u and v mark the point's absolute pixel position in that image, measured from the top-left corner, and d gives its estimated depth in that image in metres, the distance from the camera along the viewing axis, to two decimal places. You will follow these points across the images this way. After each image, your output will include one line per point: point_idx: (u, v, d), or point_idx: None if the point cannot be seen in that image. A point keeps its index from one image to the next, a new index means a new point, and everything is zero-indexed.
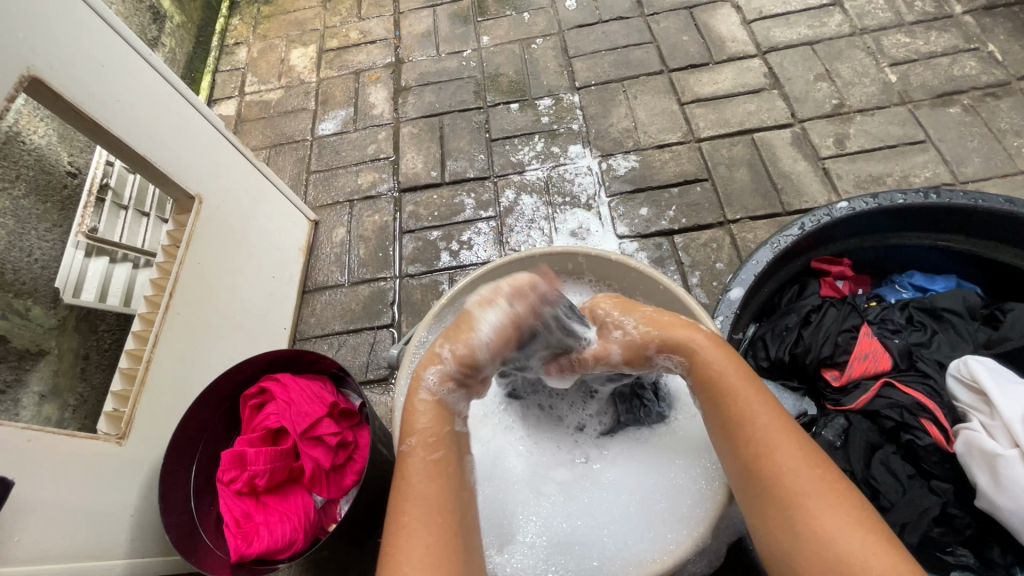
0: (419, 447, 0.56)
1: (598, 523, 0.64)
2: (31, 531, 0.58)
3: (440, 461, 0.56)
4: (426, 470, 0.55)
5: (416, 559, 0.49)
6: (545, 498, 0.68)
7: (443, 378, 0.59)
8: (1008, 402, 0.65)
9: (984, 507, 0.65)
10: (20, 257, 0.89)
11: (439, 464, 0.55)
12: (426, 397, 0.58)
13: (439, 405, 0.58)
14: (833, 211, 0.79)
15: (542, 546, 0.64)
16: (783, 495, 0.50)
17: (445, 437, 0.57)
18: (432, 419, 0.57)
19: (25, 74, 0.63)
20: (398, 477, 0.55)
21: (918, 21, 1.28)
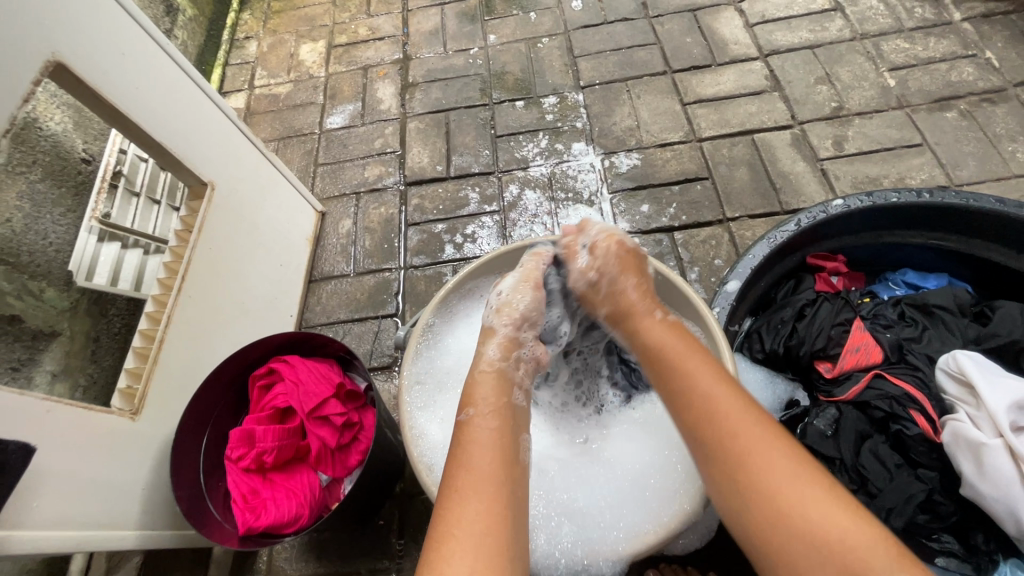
0: (479, 414, 0.57)
1: (596, 496, 0.66)
2: (48, 498, 0.61)
3: (501, 437, 0.55)
4: (490, 435, 0.55)
5: (471, 518, 0.47)
6: (545, 474, 0.69)
7: (504, 349, 0.64)
8: (995, 394, 0.67)
9: (968, 495, 0.67)
10: (35, 240, 0.91)
11: (500, 436, 0.55)
12: (488, 366, 0.62)
13: (502, 374, 0.62)
14: (829, 208, 0.81)
15: (549, 521, 0.64)
16: (739, 469, 0.49)
17: (503, 410, 0.58)
18: (496, 390, 0.60)
19: (50, 60, 0.66)
20: (461, 440, 0.55)
21: (918, 27, 1.31)
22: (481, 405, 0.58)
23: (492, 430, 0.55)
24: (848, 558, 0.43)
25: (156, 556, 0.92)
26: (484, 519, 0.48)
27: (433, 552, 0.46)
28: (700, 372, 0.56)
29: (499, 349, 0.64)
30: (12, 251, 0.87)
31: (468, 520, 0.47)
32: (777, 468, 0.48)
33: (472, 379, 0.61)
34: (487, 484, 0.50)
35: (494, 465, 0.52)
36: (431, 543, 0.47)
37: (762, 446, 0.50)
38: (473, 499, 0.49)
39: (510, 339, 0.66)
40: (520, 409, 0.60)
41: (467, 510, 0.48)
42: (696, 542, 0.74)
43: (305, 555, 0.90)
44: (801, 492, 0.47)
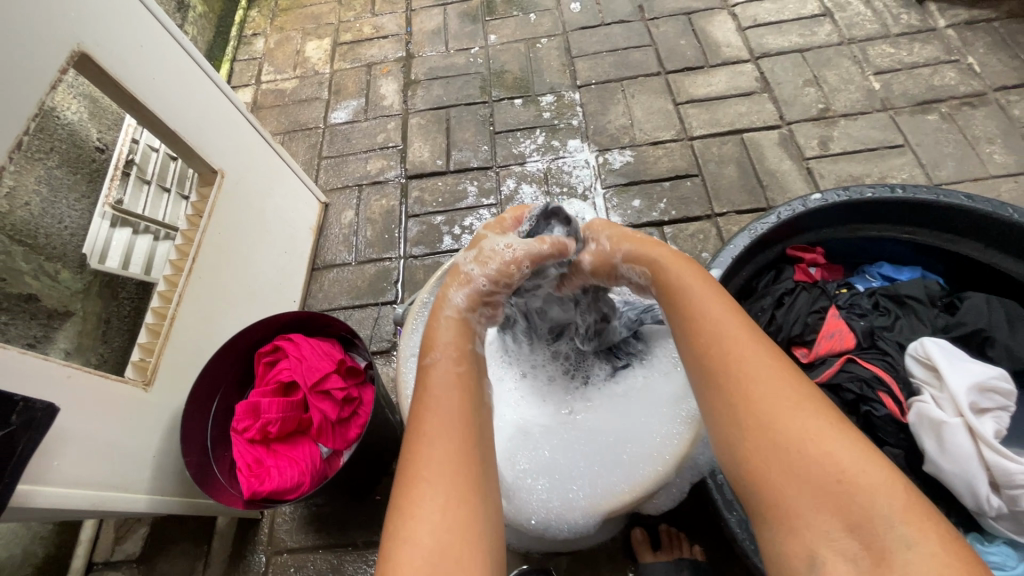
0: (439, 360, 0.60)
1: (577, 457, 0.71)
2: (69, 457, 0.65)
3: (460, 383, 0.58)
4: (449, 379, 0.58)
5: (438, 457, 0.51)
6: (533, 439, 0.74)
7: (471, 299, 0.66)
8: (956, 376, 0.72)
9: (929, 471, 0.72)
10: (52, 224, 0.96)
11: (460, 379, 0.59)
12: (452, 313, 0.64)
13: (462, 322, 0.64)
14: (807, 202, 0.85)
15: (531, 480, 0.69)
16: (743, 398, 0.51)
17: (464, 354, 0.62)
18: (453, 334, 0.62)
19: (75, 50, 0.70)
20: (423, 385, 0.58)
21: (903, 32, 1.35)
22: (440, 348, 0.61)
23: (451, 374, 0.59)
24: (840, 488, 0.45)
25: (162, 527, 0.96)
26: (449, 456, 0.52)
27: (404, 492, 0.49)
28: (714, 307, 0.57)
29: (466, 298, 0.65)
30: (30, 233, 0.92)
31: (435, 457, 0.51)
32: (783, 399, 0.50)
33: (434, 323, 0.64)
34: (450, 427, 0.54)
35: (455, 408, 0.56)
36: (400, 484, 0.50)
37: (770, 377, 0.51)
38: (437, 441, 0.52)
39: (480, 292, 0.66)
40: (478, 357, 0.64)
41: (434, 454, 0.51)
42: (668, 502, 0.78)
43: (306, 527, 0.94)
44: (808, 422, 0.48)
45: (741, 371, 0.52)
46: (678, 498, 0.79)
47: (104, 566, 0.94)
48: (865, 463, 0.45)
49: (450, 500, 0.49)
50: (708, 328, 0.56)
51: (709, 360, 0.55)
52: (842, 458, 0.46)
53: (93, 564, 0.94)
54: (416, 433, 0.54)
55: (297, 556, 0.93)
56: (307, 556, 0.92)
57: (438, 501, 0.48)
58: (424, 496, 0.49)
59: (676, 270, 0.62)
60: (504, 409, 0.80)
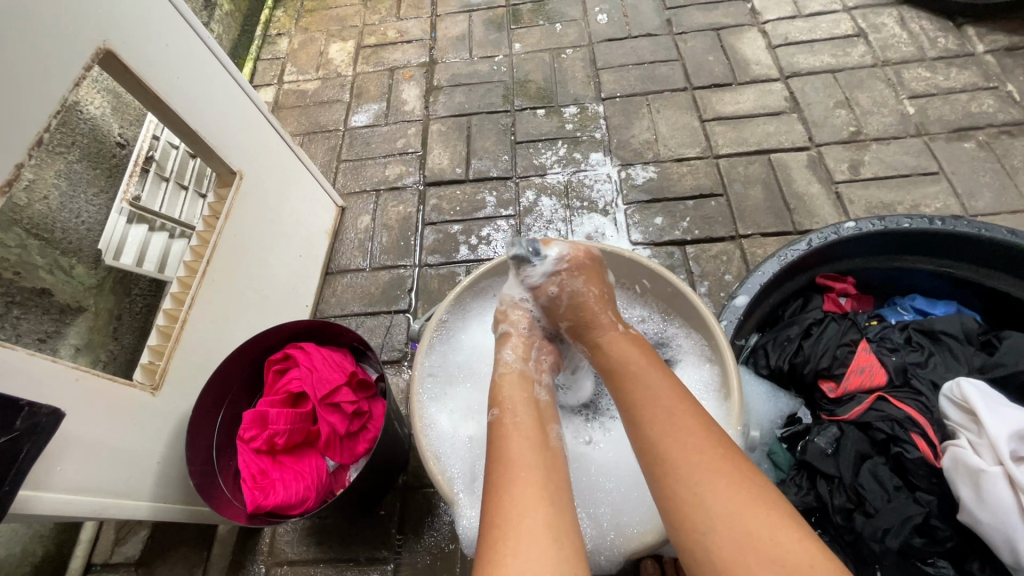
0: (505, 412, 0.63)
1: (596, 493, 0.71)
2: (73, 462, 0.64)
3: (529, 423, 0.61)
4: (525, 427, 0.61)
5: (521, 500, 0.52)
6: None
7: (517, 352, 0.73)
8: (996, 422, 0.67)
9: (966, 521, 0.68)
10: (69, 219, 0.93)
11: (534, 426, 0.61)
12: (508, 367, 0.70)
13: (521, 372, 0.70)
14: (840, 230, 0.82)
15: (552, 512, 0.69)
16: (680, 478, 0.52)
17: (527, 404, 0.64)
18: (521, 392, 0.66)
19: (101, 47, 0.69)
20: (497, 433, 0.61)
21: (940, 56, 1.32)
22: (509, 405, 0.64)
23: (523, 419, 0.62)
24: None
25: (162, 531, 0.95)
26: (537, 500, 0.53)
27: (491, 551, 0.49)
28: (665, 399, 0.58)
29: (515, 354, 0.72)
30: (48, 227, 0.90)
31: (522, 497, 0.53)
32: (725, 499, 0.49)
33: (496, 379, 0.69)
34: (527, 473, 0.55)
35: (531, 452, 0.58)
36: (484, 545, 0.50)
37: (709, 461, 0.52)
38: (520, 492, 0.53)
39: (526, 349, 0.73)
40: (542, 404, 0.66)
41: (519, 515, 0.51)
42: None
43: (307, 539, 0.92)
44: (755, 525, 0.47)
45: (680, 467, 0.53)
46: None
47: (102, 567, 0.93)
48: (812, 565, 0.45)
49: (535, 552, 0.48)
50: (655, 425, 0.57)
51: (654, 453, 0.55)
52: (791, 561, 0.45)
53: (91, 566, 0.93)
54: (501, 477, 0.55)
55: (297, 568, 0.90)
56: (307, 569, 0.90)
57: (527, 545, 0.49)
58: (511, 556, 0.48)
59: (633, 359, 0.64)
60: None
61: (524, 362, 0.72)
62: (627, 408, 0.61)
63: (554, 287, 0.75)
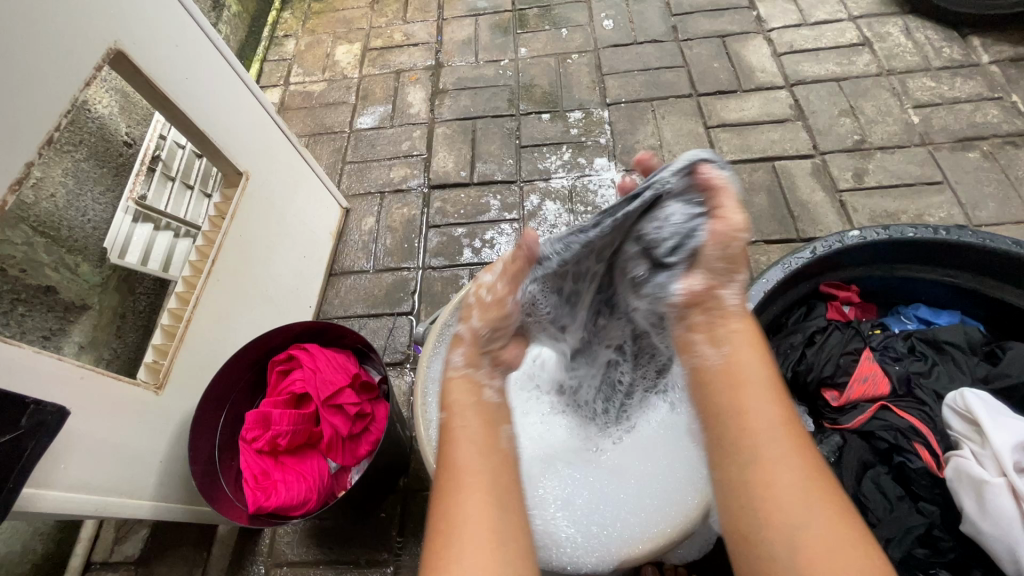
0: (455, 415, 0.63)
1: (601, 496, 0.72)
2: (77, 460, 0.64)
3: (479, 427, 0.62)
4: (469, 433, 0.61)
5: (464, 508, 0.54)
6: (556, 468, 0.76)
7: (468, 357, 0.67)
8: (999, 432, 0.67)
9: (968, 532, 0.68)
10: (75, 217, 0.94)
11: (479, 431, 0.61)
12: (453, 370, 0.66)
13: (469, 378, 0.66)
14: (845, 238, 0.82)
15: (556, 515, 0.71)
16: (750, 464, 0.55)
17: (479, 405, 0.64)
18: (468, 394, 0.64)
19: (112, 47, 0.70)
20: (445, 442, 0.61)
21: (945, 66, 1.32)
22: (459, 409, 0.63)
23: (473, 424, 0.62)
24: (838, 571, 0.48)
25: (162, 530, 0.95)
26: (479, 506, 0.54)
27: (435, 554, 0.52)
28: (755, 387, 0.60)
29: (463, 356, 0.67)
30: (54, 225, 0.90)
31: (463, 503, 0.54)
32: (815, 504, 0.52)
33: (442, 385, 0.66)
34: (468, 477, 0.56)
35: (476, 458, 0.59)
36: (429, 547, 0.53)
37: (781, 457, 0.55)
38: (465, 494, 0.55)
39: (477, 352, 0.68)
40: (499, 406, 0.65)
41: (466, 521, 0.53)
42: (694, 553, 0.82)
43: (307, 540, 0.92)
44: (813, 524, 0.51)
45: (775, 461, 0.55)
46: (705, 547, 0.83)
47: (102, 566, 0.93)
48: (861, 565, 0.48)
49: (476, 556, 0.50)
50: (761, 417, 0.57)
51: (750, 442, 0.56)
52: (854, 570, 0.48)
53: (91, 564, 0.93)
54: (445, 484, 0.57)
55: (297, 569, 0.90)
56: (307, 571, 0.90)
57: (465, 550, 0.51)
58: (453, 558, 0.50)
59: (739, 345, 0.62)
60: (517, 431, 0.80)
61: (474, 368, 0.67)
62: (727, 389, 0.60)
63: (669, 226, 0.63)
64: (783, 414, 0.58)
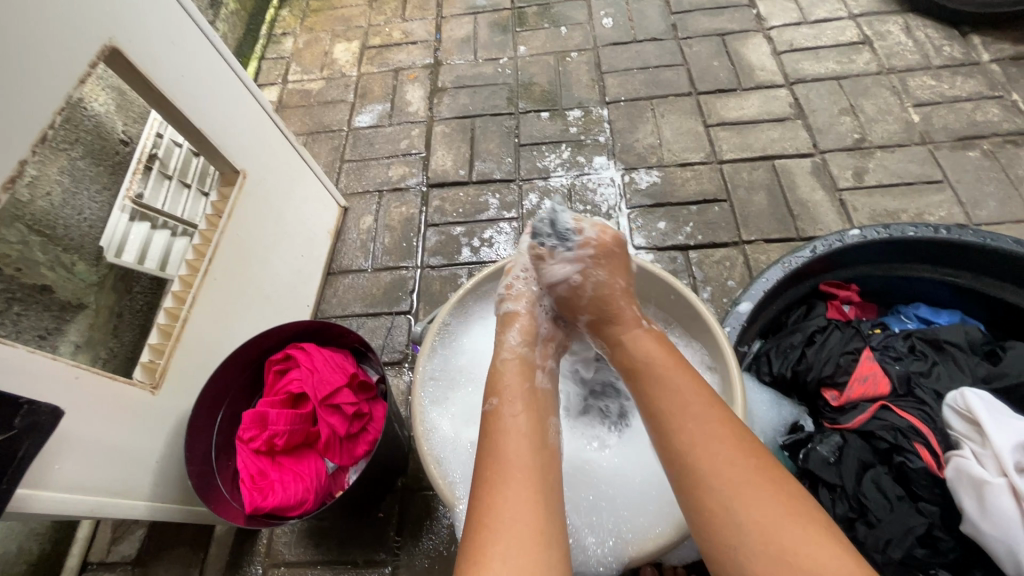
0: (504, 403, 0.63)
1: (602, 496, 0.72)
2: (71, 461, 0.64)
3: (528, 422, 0.60)
4: (519, 425, 0.60)
5: (512, 501, 0.52)
6: (558, 470, 0.76)
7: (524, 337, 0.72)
8: (1000, 433, 0.67)
9: (968, 532, 0.67)
10: (71, 215, 0.93)
11: (530, 424, 0.60)
12: (509, 355, 0.70)
13: (523, 359, 0.69)
14: (845, 237, 0.82)
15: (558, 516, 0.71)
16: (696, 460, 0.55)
17: (526, 395, 0.64)
18: (522, 383, 0.65)
19: (107, 45, 0.69)
20: (492, 432, 0.60)
21: (945, 65, 1.32)
22: (509, 397, 0.63)
23: (522, 417, 0.61)
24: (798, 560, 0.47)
25: (159, 530, 0.94)
26: (526, 500, 0.53)
27: (477, 544, 0.50)
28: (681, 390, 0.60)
29: (520, 335, 0.72)
30: (50, 223, 0.89)
31: (510, 495, 0.53)
32: (747, 496, 0.51)
33: (496, 367, 0.68)
34: (517, 470, 0.55)
35: (526, 450, 0.57)
36: (470, 539, 0.51)
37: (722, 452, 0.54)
38: (511, 486, 0.54)
39: (530, 332, 0.73)
40: (541, 393, 0.66)
41: (512, 515, 0.51)
42: (693, 553, 0.82)
43: (304, 540, 0.92)
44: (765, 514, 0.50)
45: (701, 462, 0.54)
46: None
47: (98, 566, 0.92)
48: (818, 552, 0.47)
49: (519, 552, 0.49)
50: (679, 423, 0.57)
51: (675, 449, 0.56)
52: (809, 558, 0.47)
53: (88, 564, 0.92)
54: (491, 474, 0.55)
55: (294, 570, 0.90)
56: (304, 571, 0.90)
57: (509, 546, 0.49)
58: (495, 553, 0.49)
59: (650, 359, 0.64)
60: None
61: (530, 347, 0.72)
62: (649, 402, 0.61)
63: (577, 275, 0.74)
64: (703, 412, 0.57)
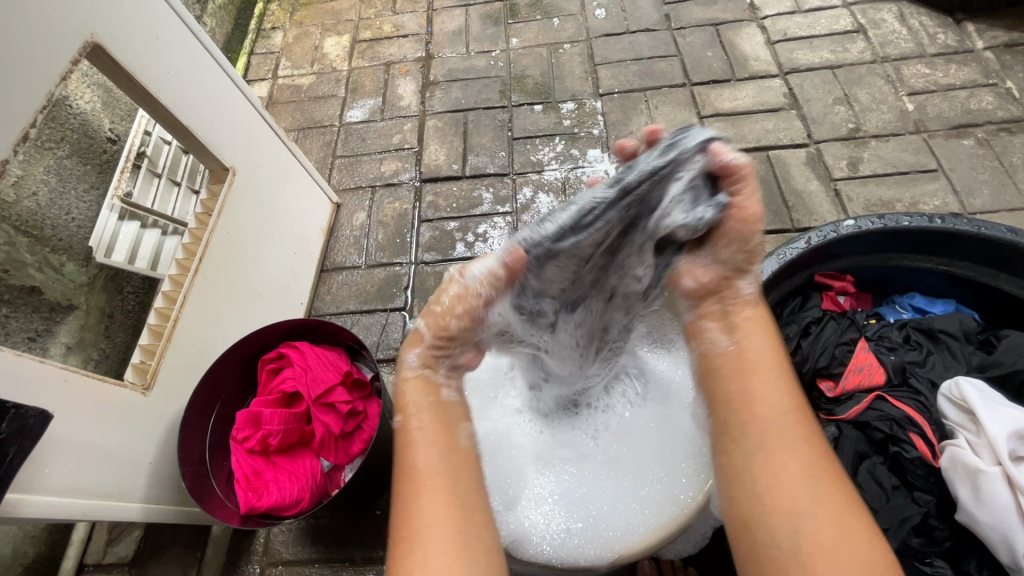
0: (410, 417, 0.59)
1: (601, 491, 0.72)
2: (63, 466, 0.63)
3: (436, 428, 0.58)
4: (421, 433, 0.57)
5: (427, 515, 0.51)
6: (546, 463, 0.77)
7: (425, 357, 0.61)
8: (995, 421, 0.67)
9: (963, 521, 0.67)
10: (59, 215, 0.91)
11: (435, 428, 0.58)
12: (412, 373, 0.61)
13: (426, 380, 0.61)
14: (840, 228, 0.82)
15: (552, 512, 0.71)
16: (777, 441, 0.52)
17: (434, 405, 0.60)
18: (422, 391, 0.60)
19: (88, 40, 0.68)
20: (400, 444, 0.57)
21: (939, 53, 1.31)
22: (415, 411, 0.59)
23: (429, 426, 0.58)
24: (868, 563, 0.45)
25: (154, 532, 0.94)
26: (439, 509, 0.52)
27: (396, 562, 0.49)
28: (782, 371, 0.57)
29: (420, 356, 0.61)
30: (37, 224, 0.88)
31: (425, 508, 0.52)
32: (819, 503, 0.48)
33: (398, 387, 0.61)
34: (428, 480, 0.54)
35: (433, 456, 0.55)
36: (390, 555, 0.50)
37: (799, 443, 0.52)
38: (423, 499, 0.52)
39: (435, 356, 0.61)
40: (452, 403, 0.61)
41: (427, 526, 0.51)
42: (689, 548, 0.82)
43: (302, 539, 0.92)
44: (837, 508, 0.48)
45: (784, 447, 0.52)
46: (701, 544, 0.82)
47: (95, 568, 0.92)
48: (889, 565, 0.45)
49: (436, 558, 0.48)
50: (772, 401, 0.54)
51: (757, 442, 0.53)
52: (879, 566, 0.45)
53: (84, 566, 0.92)
54: (403, 493, 0.54)
55: (292, 569, 0.90)
56: (301, 570, 0.89)
57: (422, 562, 0.48)
58: (412, 566, 0.48)
59: (759, 329, 0.59)
60: (508, 428, 0.79)
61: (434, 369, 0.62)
62: (741, 373, 0.57)
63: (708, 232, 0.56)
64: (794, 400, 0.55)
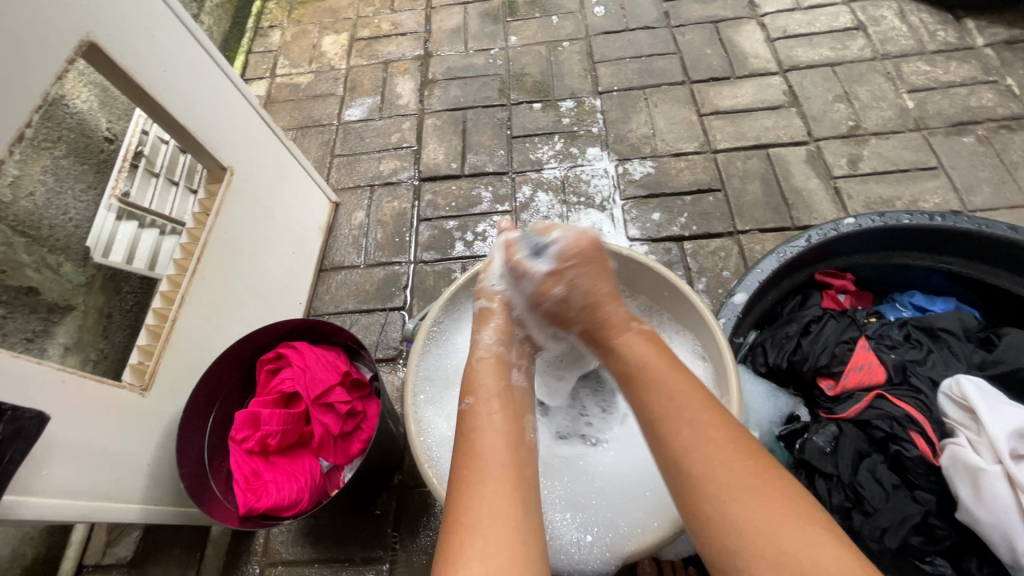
0: (480, 403, 0.62)
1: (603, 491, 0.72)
2: (60, 467, 0.63)
3: (504, 420, 0.60)
4: (495, 426, 0.59)
5: (488, 502, 0.52)
6: (553, 468, 0.76)
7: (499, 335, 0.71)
8: (995, 420, 0.67)
9: (963, 520, 0.67)
10: (56, 215, 0.91)
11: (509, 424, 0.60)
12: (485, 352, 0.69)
13: (499, 358, 0.69)
14: (840, 226, 0.81)
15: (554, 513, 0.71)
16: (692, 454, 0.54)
17: (502, 394, 0.64)
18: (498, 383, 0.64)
19: (85, 40, 0.67)
20: (467, 432, 0.59)
21: (940, 50, 1.31)
22: (485, 396, 0.63)
23: (497, 416, 0.61)
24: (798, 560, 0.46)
25: (154, 532, 0.94)
26: (501, 499, 0.52)
27: (452, 543, 0.49)
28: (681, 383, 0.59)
29: (493, 335, 0.71)
30: (34, 224, 0.87)
31: (482, 494, 0.53)
32: (752, 501, 0.50)
33: (471, 368, 0.68)
34: (494, 470, 0.54)
35: (500, 446, 0.57)
36: (448, 536, 0.50)
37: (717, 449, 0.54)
38: (485, 487, 0.53)
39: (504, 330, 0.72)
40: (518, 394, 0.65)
41: (490, 514, 0.51)
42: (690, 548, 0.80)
43: (301, 539, 0.91)
44: (761, 510, 0.49)
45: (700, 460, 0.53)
46: None
47: (94, 569, 0.92)
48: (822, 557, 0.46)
49: (495, 546, 0.49)
50: (679, 414, 0.57)
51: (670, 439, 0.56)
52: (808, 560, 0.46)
53: (84, 567, 0.92)
54: (462, 477, 0.55)
55: (292, 569, 0.90)
56: (301, 571, 0.89)
57: (482, 547, 0.49)
58: (471, 550, 0.48)
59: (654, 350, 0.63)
60: None
61: (506, 347, 0.71)
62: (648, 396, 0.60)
63: (560, 287, 0.70)
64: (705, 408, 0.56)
